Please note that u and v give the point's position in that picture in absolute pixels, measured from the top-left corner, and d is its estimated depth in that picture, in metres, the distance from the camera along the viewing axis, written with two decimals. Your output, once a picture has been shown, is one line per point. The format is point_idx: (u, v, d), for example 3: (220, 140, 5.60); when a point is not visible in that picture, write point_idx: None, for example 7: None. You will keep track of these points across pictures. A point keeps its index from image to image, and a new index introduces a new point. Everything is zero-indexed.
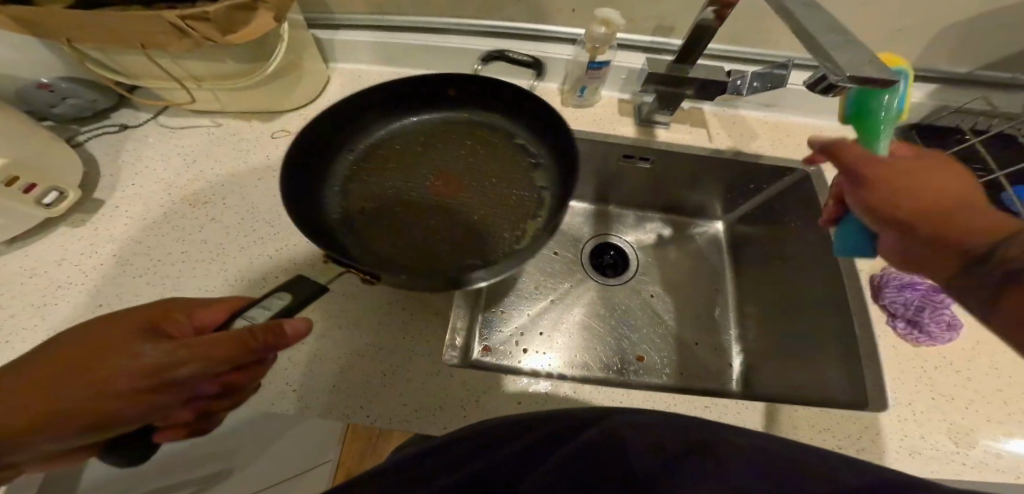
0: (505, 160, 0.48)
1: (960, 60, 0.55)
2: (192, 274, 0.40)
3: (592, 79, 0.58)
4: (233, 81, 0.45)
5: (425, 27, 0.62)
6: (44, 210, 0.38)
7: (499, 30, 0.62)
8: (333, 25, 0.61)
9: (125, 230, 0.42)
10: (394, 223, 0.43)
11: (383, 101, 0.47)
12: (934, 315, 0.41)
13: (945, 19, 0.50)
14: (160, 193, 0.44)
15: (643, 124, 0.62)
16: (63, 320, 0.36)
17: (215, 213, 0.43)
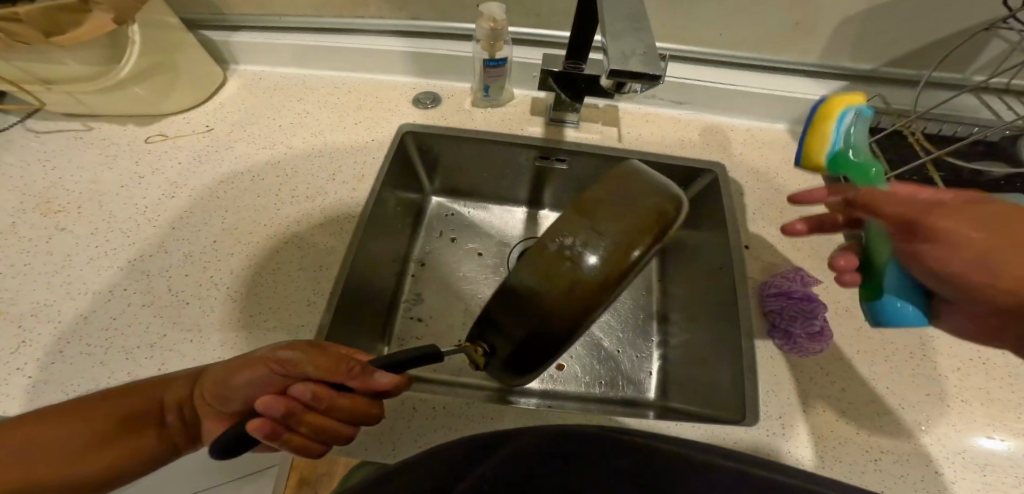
0: None
1: (863, 54, 0.54)
2: (31, 286, 0.39)
3: (493, 78, 0.56)
4: (86, 83, 0.43)
5: (330, 27, 0.60)
6: None
7: (404, 28, 0.60)
8: (233, 27, 0.59)
9: None
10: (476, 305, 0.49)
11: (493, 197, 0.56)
12: (804, 325, 0.41)
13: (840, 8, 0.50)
14: (11, 200, 0.42)
15: (553, 124, 0.59)
16: None
17: (67, 223, 0.42)
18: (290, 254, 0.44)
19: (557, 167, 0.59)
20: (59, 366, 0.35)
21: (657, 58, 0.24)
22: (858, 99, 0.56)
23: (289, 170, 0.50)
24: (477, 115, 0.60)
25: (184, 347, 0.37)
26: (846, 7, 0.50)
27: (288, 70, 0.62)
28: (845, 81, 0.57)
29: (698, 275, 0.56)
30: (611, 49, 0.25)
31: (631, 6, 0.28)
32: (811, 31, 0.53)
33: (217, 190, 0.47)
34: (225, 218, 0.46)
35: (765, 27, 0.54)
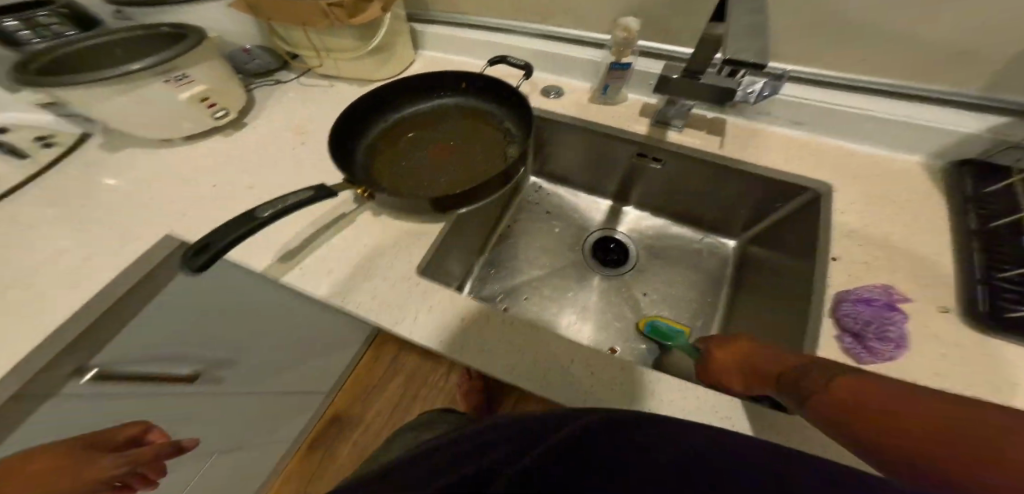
0: (479, 128, 0.65)
1: None
2: (279, 173, 0.62)
3: (615, 79, 0.64)
4: (346, 53, 0.66)
5: (493, 27, 0.76)
6: (215, 121, 0.65)
7: (549, 33, 0.73)
8: (427, 23, 0.79)
9: (255, 142, 0.66)
10: (393, 164, 0.61)
11: (427, 85, 0.67)
12: (879, 332, 0.41)
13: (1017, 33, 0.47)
14: (282, 124, 0.69)
15: (658, 124, 0.65)
16: (203, 185, 0.61)
17: (308, 141, 0.66)
18: (426, 180, 0.58)
19: (652, 164, 0.67)
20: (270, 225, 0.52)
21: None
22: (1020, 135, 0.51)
23: (438, 124, 0.66)
24: (592, 110, 0.69)
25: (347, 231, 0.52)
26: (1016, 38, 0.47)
27: (456, 56, 0.79)
28: (1005, 118, 0.53)
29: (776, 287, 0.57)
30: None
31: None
32: (968, 61, 0.51)
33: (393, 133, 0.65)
34: (389, 151, 0.63)
35: (913, 52, 0.53)
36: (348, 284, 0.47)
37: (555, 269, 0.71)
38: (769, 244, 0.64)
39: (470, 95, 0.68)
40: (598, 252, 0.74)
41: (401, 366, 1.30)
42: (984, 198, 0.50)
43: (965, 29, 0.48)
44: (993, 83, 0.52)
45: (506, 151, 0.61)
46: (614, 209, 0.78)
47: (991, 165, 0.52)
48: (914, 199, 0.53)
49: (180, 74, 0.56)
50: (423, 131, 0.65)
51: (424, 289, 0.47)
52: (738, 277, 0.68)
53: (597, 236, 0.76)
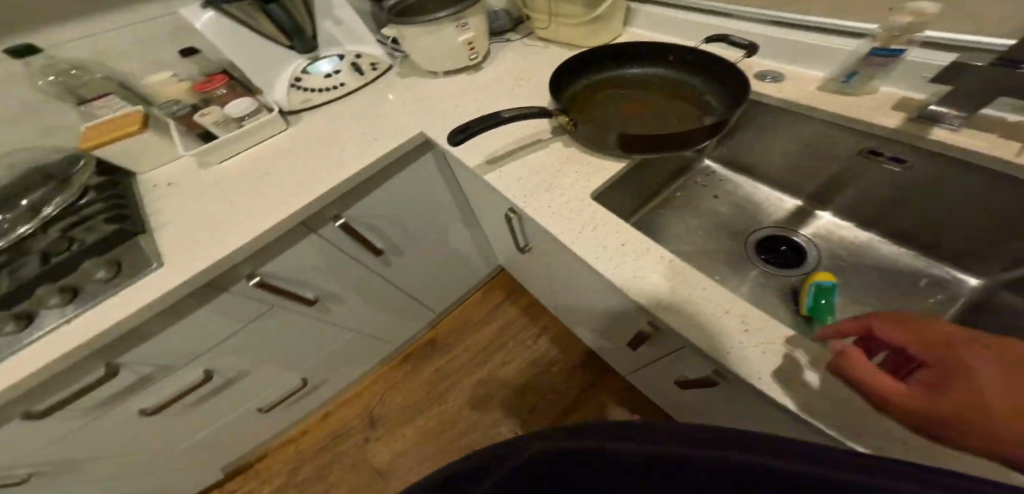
0: (677, 100, 0.68)
1: None
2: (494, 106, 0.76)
3: (870, 65, 0.58)
4: (573, 22, 0.78)
5: (714, 10, 0.77)
6: (469, 64, 0.84)
7: (777, 19, 0.70)
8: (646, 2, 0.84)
9: (482, 83, 0.83)
10: (588, 112, 0.68)
11: (638, 54, 0.72)
12: None
13: None
14: (504, 72, 0.84)
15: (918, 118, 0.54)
16: (442, 108, 0.80)
17: (522, 87, 0.80)
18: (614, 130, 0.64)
19: (890, 164, 0.57)
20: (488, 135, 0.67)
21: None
22: None
23: (637, 90, 0.71)
24: (815, 96, 0.63)
25: (536, 157, 0.62)
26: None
27: (666, 36, 0.82)
28: None
29: None
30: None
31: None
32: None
33: (592, 88, 0.72)
34: (586, 103, 0.70)
35: None
36: (530, 194, 0.56)
37: (712, 251, 0.68)
38: None
39: (675, 68, 0.71)
40: (762, 246, 0.69)
41: (506, 313, 1.39)
42: None
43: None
44: None
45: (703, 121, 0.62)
46: (803, 211, 0.71)
47: None
48: None
49: (462, 22, 0.76)
50: (626, 93, 0.71)
51: (595, 212, 0.52)
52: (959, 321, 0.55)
53: (769, 232, 0.71)
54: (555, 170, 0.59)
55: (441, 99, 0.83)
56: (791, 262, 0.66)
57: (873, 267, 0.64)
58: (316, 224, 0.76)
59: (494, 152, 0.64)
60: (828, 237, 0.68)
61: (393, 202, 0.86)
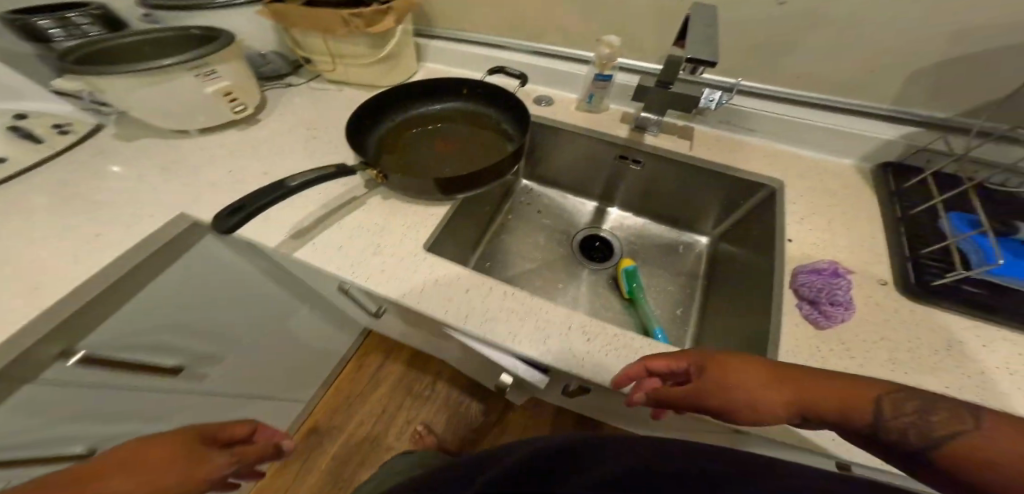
0: (477, 130, 0.72)
1: (935, 105, 0.63)
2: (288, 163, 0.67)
3: (599, 88, 0.74)
4: (358, 60, 0.76)
5: (487, 42, 0.86)
6: (233, 113, 0.69)
7: (540, 51, 0.83)
8: (430, 35, 0.88)
9: (260, 138, 0.72)
10: (396, 156, 0.66)
11: (428, 89, 0.72)
12: (832, 297, 0.47)
13: (919, 58, 0.59)
14: (291, 123, 0.75)
15: (635, 129, 0.73)
16: (210, 171, 0.65)
17: (318, 138, 0.72)
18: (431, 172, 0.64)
19: (633, 165, 0.75)
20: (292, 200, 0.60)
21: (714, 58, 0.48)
22: (921, 141, 0.63)
23: (436, 125, 0.72)
24: (578, 115, 0.77)
25: (353, 219, 0.57)
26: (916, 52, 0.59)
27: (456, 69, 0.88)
28: (920, 127, 0.64)
29: (754, 278, 0.64)
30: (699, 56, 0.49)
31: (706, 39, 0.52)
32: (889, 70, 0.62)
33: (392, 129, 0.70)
34: (391, 145, 0.68)
35: (839, 66, 0.64)
36: (358, 267, 0.52)
37: (543, 266, 0.76)
38: (734, 241, 0.72)
39: (468, 101, 0.75)
40: (583, 248, 0.81)
41: (387, 373, 1.25)
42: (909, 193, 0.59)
43: (880, 47, 0.60)
44: (905, 99, 0.64)
45: (505, 151, 0.67)
46: (599, 210, 0.85)
47: (905, 167, 0.63)
48: (850, 192, 0.62)
49: (210, 71, 0.62)
50: (431, 126, 0.72)
51: (435, 267, 0.52)
52: (711, 272, 0.75)
53: (584, 234, 0.82)
54: (380, 225, 0.57)
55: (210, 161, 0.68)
56: (602, 257, 0.79)
57: (654, 242, 0.81)
58: (23, 374, 0.48)
59: (297, 220, 0.56)
60: (621, 226, 0.84)
61: (185, 305, 0.63)
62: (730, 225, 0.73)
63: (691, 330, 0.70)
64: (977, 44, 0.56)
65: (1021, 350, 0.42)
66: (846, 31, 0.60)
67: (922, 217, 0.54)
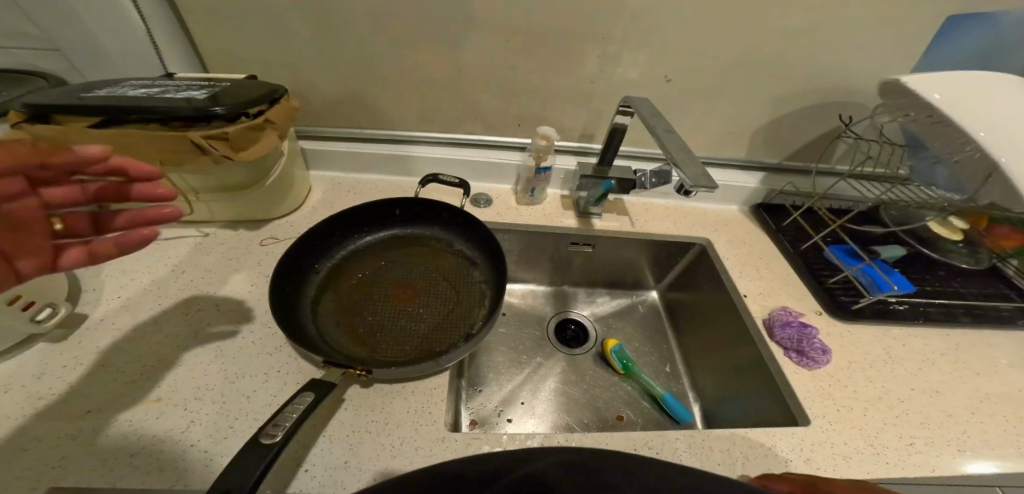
0: (427, 253, 0.67)
1: (774, 152, 0.83)
2: (186, 368, 0.47)
3: (540, 180, 0.76)
4: (232, 190, 0.57)
5: (392, 137, 0.78)
6: (35, 326, 0.45)
7: (454, 139, 0.80)
8: (316, 135, 0.77)
9: (106, 340, 0.48)
10: (349, 315, 0.58)
11: (353, 223, 0.65)
12: (811, 345, 0.57)
13: (761, 119, 0.78)
14: (151, 302, 0.53)
15: (581, 215, 0.81)
16: (34, 425, 0.40)
17: (209, 318, 0.52)
18: (402, 323, 0.57)
19: (586, 247, 0.82)
20: (232, 440, 0.42)
21: (710, 175, 0.44)
22: (778, 185, 0.83)
23: (380, 260, 0.65)
24: (524, 210, 0.80)
25: (343, 415, 0.49)
26: (762, 120, 0.78)
27: (361, 175, 0.79)
28: (765, 173, 0.85)
29: (714, 319, 0.78)
30: (689, 172, 0.43)
31: (683, 145, 0.48)
32: (747, 133, 0.80)
33: (323, 278, 0.61)
34: (336, 301, 0.59)
35: (715, 133, 0.81)
36: (383, 468, 0.45)
37: (536, 365, 0.80)
38: (682, 289, 0.87)
39: (403, 221, 0.69)
40: (560, 336, 0.87)
41: None
42: (785, 227, 0.79)
43: (737, 118, 0.78)
44: (753, 152, 0.83)
45: (473, 277, 0.64)
46: (557, 291, 0.93)
47: (772, 205, 0.84)
48: (754, 237, 0.78)
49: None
50: (368, 269, 0.63)
51: (465, 441, 0.48)
52: (670, 319, 0.90)
53: (555, 321, 0.89)
54: (380, 420, 0.49)
55: (27, 402, 0.42)
56: (580, 339, 0.86)
57: (614, 308, 0.92)
58: None
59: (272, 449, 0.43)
60: (583, 300, 0.92)
61: None
62: (677, 276, 0.88)
63: (684, 379, 0.81)
64: (792, 108, 0.76)
65: (921, 340, 0.60)
66: (716, 109, 0.77)
67: (810, 251, 0.73)
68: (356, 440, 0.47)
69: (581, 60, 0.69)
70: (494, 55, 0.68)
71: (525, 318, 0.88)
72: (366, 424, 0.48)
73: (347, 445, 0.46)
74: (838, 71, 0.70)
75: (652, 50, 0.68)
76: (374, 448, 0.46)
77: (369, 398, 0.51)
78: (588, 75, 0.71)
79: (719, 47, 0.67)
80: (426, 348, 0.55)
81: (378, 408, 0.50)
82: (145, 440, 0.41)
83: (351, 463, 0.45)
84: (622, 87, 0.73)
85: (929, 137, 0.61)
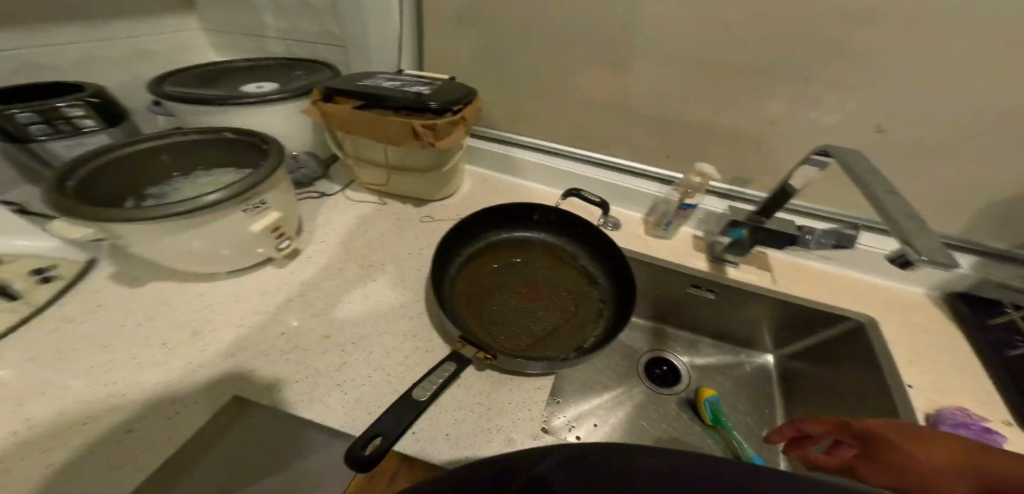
0: (555, 261, 0.69)
1: (992, 238, 0.68)
2: (355, 313, 0.56)
3: (680, 216, 0.75)
4: (418, 171, 0.66)
5: (545, 147, 0.83)
6: (277, 252, 0.54)
7: (603, 160, 0.82)
8: (481, 134, 0.86)
9: (306, 275, 0.60)
10: (479, 298, 0.62)
11: (497, 218, 0.70)
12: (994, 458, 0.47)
13: (986, 196, 0.64)
14: (338, 253, 0.63)
15: (714, 259, 0.77)
16: (254, 328, 0.52)
17: (377, 276, 0.61)
18: (525, 320, 0.60)
19: (708, 294, 0.77)
20: (372, 382, 0.48)
21: (950, 254, 0.37)
22: (995, 276, 0.69)
23: (512, 257, 0.69)
24: (653, 242, 0.79)
25: (455, 390, 0.54)
26: (987, 198, 0.64)
27: (507, 176, 0.86)
28: (980, 261, 0.69)
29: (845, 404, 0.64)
30: (919, 246, 0.37)
31: (911, 211, 0.41)
32: (958, 210, 0.67)
33: (462, 258, 0.66)
34: (470, 283, 0.63)
35: (910, 202, 0.69)
36: (478, 447, 0.48)
37: (616, 394, 0.77)
38: (806, 358, 0.75)
39: (539, 226, 0.72)
40: (651, 373, 0.82)
41: None
42: (994, 328, 0.64)
43: (951, 189, 0.65)
44: (968, 233, 0.69)
45: (593, 292, 0.65)
46: (656, 328, 0.89)
47: (984, 300, 0.67)
48: (939, 325, 0.66)
49: (260, 202, 0.47)
50: (499, 261, 0.68)
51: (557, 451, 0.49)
52: (784, 389, 0.78)
53: (648, 357, 0.84)
54: (484, 405, 0.52)
55: (253, 308, 0.55)
56: (669, 381, 0.81)
57: (719, 362, 0.84)
58: None
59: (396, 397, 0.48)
60: (684, 346, 0.86)
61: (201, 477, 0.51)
62: (800, 347, 0.77)
63: (784, 449, 0.70)
64: None
65: None
66: (924, 175, 0.65)
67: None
68: (461, 414, 0.51)
69: (767, 101, 0.66)
70: (673, 85, 0.68)
71: (619, 345, 0.85)
72: (474, 405, 0.52)
73: (455, 418, 0.50)
74: None
75: (857, 101, 0.61)
76: (473, 427, 0.50)
77: (483, 383, 0.55)
78: (769, 116, 0.67)
79: (951, 106, 0.58)
80: (544, 350, 0.56)
81: (485, 393, 0.54)
82: (313, 359, 0.50)
83: (454, 433, 0.49)
84: (805, 134, 0.67)
85: None
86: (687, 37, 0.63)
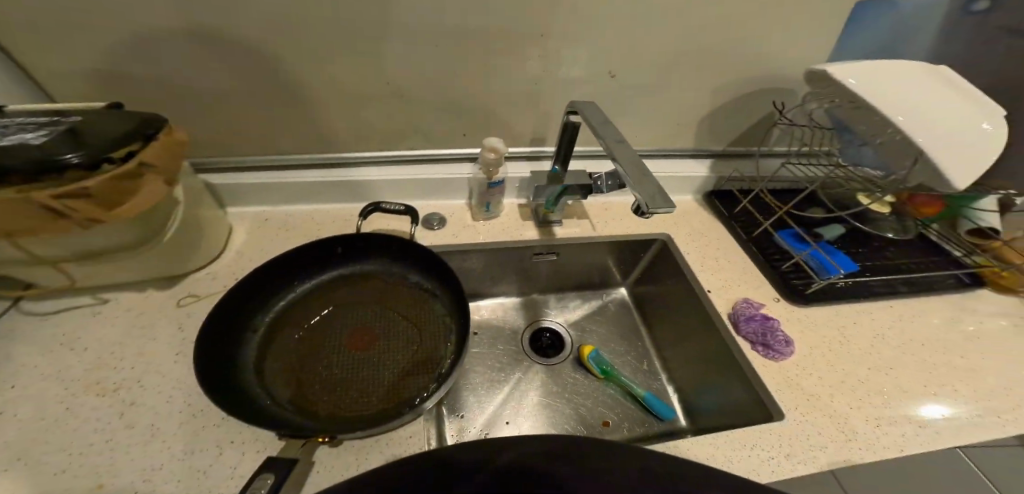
0: (382, 292, 0.64)
1: (719, 140, 0.85)
2: (119, 449, 0.45)
3: (493, 195, 0.74)
4: (119, 251, 0.54)
5: (323, 161, 0.76)
6: None
7: (392, 157, 0.78)
8: (232, 165, 0.73)
9: (18, 436, 0.45)
10: (300, 371, 0.54)
11: (289, 271, 0.61)
12: (774, 337, 0.58)
13: (701, 111, 0.80)
14: (68, 387, 0.50)
15: (543, 225, 0.79)
16: None
17: (134, 397, 0.50)
18: (366, 372, 0.54)
19: (550, 257, 0.79)
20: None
21: (667, 195, 0.41)
22: (728, 171, 0.85)
23: (329, 304, 0.62)
24: (480, 226, 0.77)
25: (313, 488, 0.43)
26: (703, 111, 0.79)
27: (292, 206, 0.77)
28: (713, 159, 0.86)
29: (677, 311, 0.81)
30: (643, 195, 0.41)
31: (635, 157, 0.46)
32: (690, 125, 0.82)
33: (256, 336, 0.56)
34: (287, 356, 0.55)
35: (659, 128, 0.82)
36: None
37: (515, 380, 0.80)
38: (647, 281, 0.89)
39: (348, 261, 0.66)
40: (534, 344, 0.86)
41: None
42: (738, 213, 0.81)
43: (678, 110, 0.79)
44: (700, 141, 0.85)
45: (434, 308, 0.62)
46: (526, 301, 0.92)
47: (723, 192, 0.86)
48: (708, 226, 0.80)
49: None
50: (312, 320, 0.60)
51: None
52: (641, 313, 0.91)
53: (530, 333, 0.88)
54: None
55: None
56: (556, 347, 0.86)
57: (585, 309, 0.92)
58: None
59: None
60: (555, 307, 0.92)
61: None
62: (642, 271, 0.90)
63: (663, 374, 0.84)
64: (728, 98, 0.78)
65: (871, 315, 0.62)
66: (657, 102, 0.77)
67: (763, 236, 0.74)
68: None
69: (518, 62, 0.67)
70: (429, 63, 0.65)
71: (501, 335, 0.86)
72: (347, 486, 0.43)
73: None
74: (765, 58, 0.72)
75: (585, 50, 0.68)
76: None
77: (349, 457, 0.46)
78: (529, 76, 0.70)
79: (649, 40, 0.67)
80: (396, 398, 0.52)
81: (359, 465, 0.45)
82: None
83: None
84: (561, 85, 0.72)
85: (852, 121, 0.65)
86: (417, 12, 0.59)
